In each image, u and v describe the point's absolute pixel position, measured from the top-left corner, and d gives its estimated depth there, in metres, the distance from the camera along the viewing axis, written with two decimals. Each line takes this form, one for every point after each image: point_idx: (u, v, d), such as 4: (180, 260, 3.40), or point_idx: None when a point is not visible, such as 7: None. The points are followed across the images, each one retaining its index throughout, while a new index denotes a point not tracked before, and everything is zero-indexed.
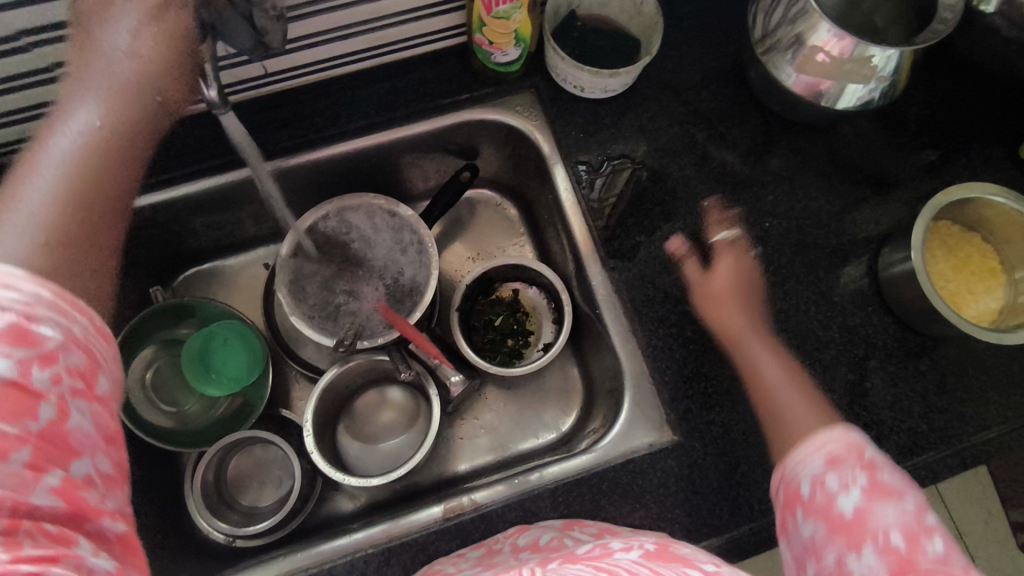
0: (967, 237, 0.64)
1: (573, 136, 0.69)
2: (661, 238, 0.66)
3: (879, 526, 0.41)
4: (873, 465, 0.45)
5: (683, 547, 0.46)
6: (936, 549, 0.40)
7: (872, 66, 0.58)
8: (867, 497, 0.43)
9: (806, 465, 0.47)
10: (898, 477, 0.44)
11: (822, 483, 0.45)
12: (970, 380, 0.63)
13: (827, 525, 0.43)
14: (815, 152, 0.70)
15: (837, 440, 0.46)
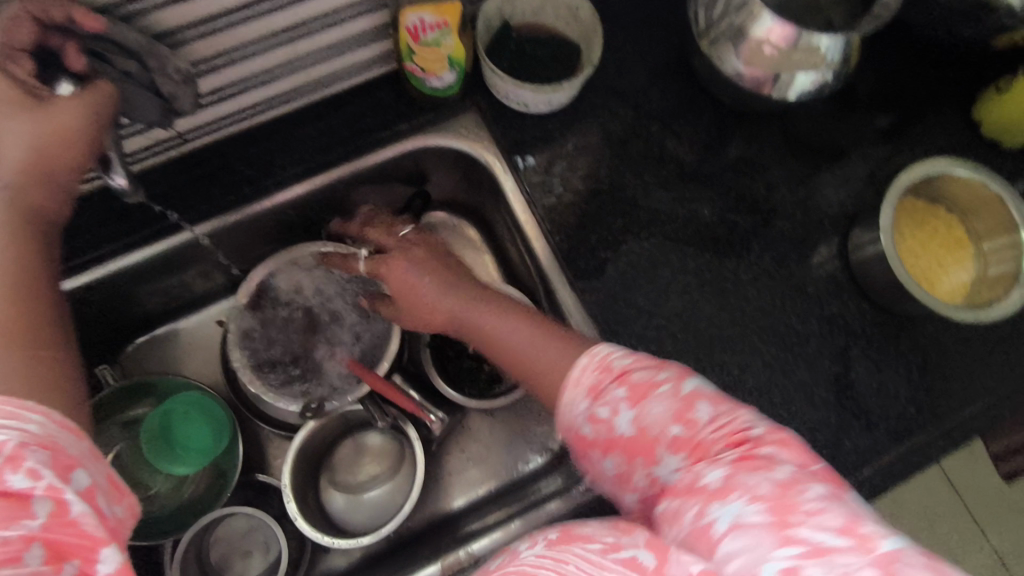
0: (931, 211, 0.64)
1: (524, 154, 0.66)
2: (626, 251, 0.63)
3: (654, 429, 0.42)
4: (629, 367, 0.45)
5: (587, 525, 0.43)
6: (709, 417, 0.42)
7: (819, 54, 0.57)
8: (633, 408, 0.43)
9: (573, 404, 0.46)
10: (646, 366, 0.45)
11: (596, 418, 0.44)
12: (950, 354, 0.62)
13: (623, 453, 0.44)
14: (771, 140, 0.68)
15: (589, 366, 0.46)
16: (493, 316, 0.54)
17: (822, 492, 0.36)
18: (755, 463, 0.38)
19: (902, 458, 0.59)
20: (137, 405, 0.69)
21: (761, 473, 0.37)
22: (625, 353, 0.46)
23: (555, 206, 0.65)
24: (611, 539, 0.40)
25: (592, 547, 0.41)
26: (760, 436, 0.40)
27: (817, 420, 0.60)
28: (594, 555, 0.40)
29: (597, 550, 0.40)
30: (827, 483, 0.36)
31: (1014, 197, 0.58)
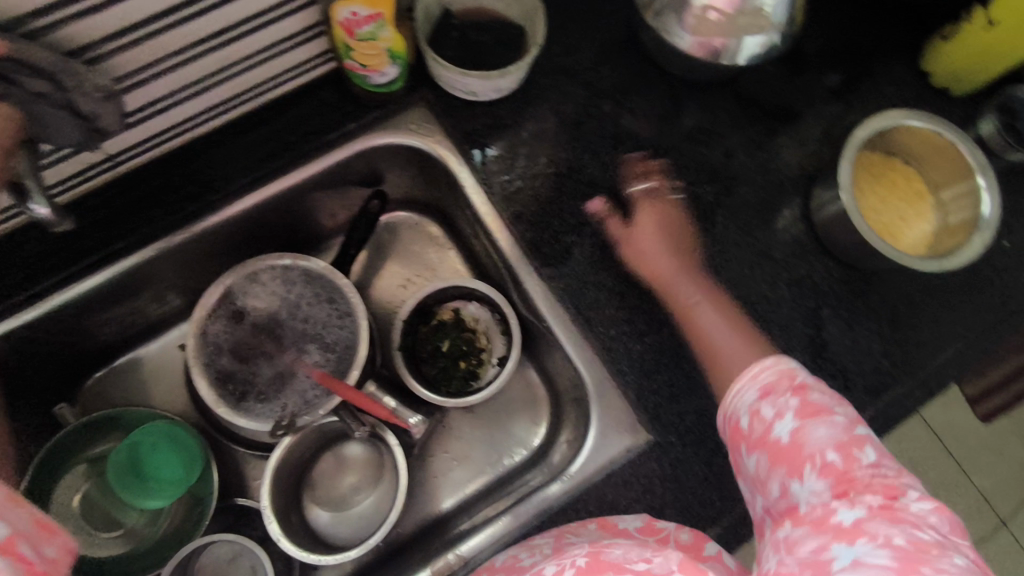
0: (888, 165, 0.63)
1: (477, 144, 0.64)
2: (591, 233, 0.62)
3: (813, 448, 0.43)
4: (798, 382, 0.47)
5: (615, 549, 0.45)
6: (868, 460, 0.42)
7: (766, 15, 0.57)
8: (798, 420, 0.45)
9: (740, 396, 0.49)
10: (827, 396, 0.46)
11: (758, 414, 0.47)
12: (919, 304, 0.63)
13: (767, 455, 0.45)
14: (726, 108, 0.67)
15: (770, 370, 0.48)
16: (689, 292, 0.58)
17: (962, 569, 0.36)
18: (898, 515, 0.38)
19: (881, 412, 0.60)
20: (101, 442, 0.66)
21: (901, 526, 0.37)
22: (799, 371, 0.48)
23: (515, 195, 0.63)
24: (644, 569, 0.42)
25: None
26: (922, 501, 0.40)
27: None
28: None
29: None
30: (974, 563, 0.37)
31: (967, 142, 0.58)
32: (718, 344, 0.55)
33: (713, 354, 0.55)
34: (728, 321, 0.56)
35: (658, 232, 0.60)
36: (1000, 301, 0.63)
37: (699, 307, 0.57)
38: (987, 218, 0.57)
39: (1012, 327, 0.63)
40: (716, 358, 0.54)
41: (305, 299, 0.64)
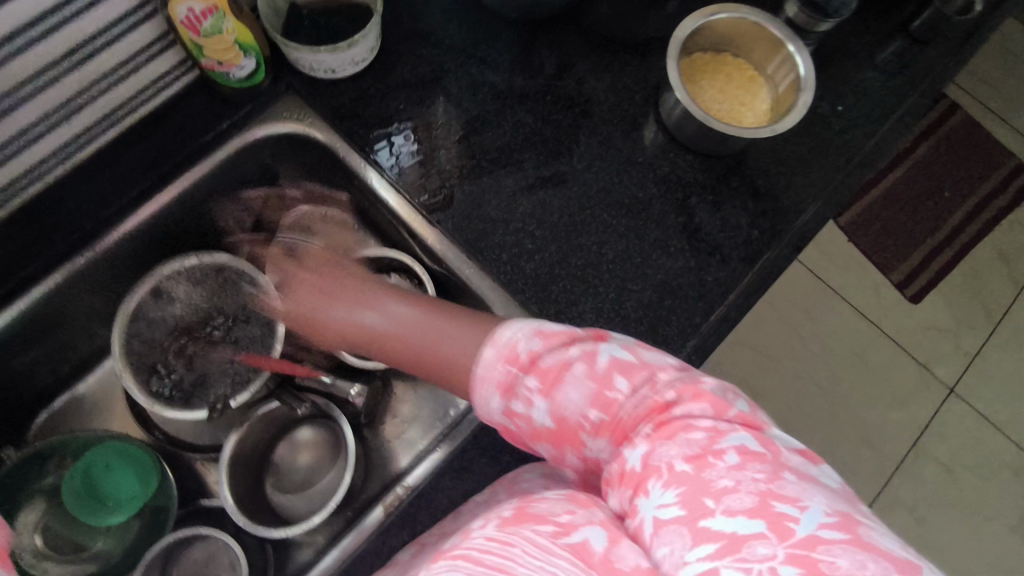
0: (719, 60, 0.71)
1: (348, 118, 0.69)
2: (468, 175, 0.67)
3: (570, 414, 0.43)
4: (540, 352, 0.45)
5: (541, 502, 0.40)
6: (622, 397, 0.42)
7: None
8: (547, 398, 0.43)
9: (487, 403, 0.46)
10: (570, 351, 0.44)
11: (512, 413, 0.45)
12: (774, 176, 0.69)
13: (548, 441, 0.45)
14: (571, 40, 0.72)
15: (492, 359, 0.46)
16: (443, 319, 0.53)
17: (735, 462, 0.36)
18: (673, 432, 0.39)
19: (757, 276, 0.66)
20: (52, 474, 0.68)
21: (680, 443, 0.38)
22: (526, 335, 0.46)
23: (393, 158, 0.68)
24: (563, 521, 0.38)
25: (544, 528, 0.37)
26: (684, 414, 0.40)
27: (679, 267, 0.65)
28: (545, 539, 0.36)
29: (549, 533, 0.37)
30: (747, 441, 0.37)
31: (771, 19, 0.66)
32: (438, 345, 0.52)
33: (433, 347, 0.52)
34: (455, 314, 0.53)
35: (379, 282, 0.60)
36: (841, 159, 0.71)
37: (416, 321, 0.55)
38: (805, 77, 0.65)
39: (854, 180, 0.71)
40: (440, 355, 0.51)
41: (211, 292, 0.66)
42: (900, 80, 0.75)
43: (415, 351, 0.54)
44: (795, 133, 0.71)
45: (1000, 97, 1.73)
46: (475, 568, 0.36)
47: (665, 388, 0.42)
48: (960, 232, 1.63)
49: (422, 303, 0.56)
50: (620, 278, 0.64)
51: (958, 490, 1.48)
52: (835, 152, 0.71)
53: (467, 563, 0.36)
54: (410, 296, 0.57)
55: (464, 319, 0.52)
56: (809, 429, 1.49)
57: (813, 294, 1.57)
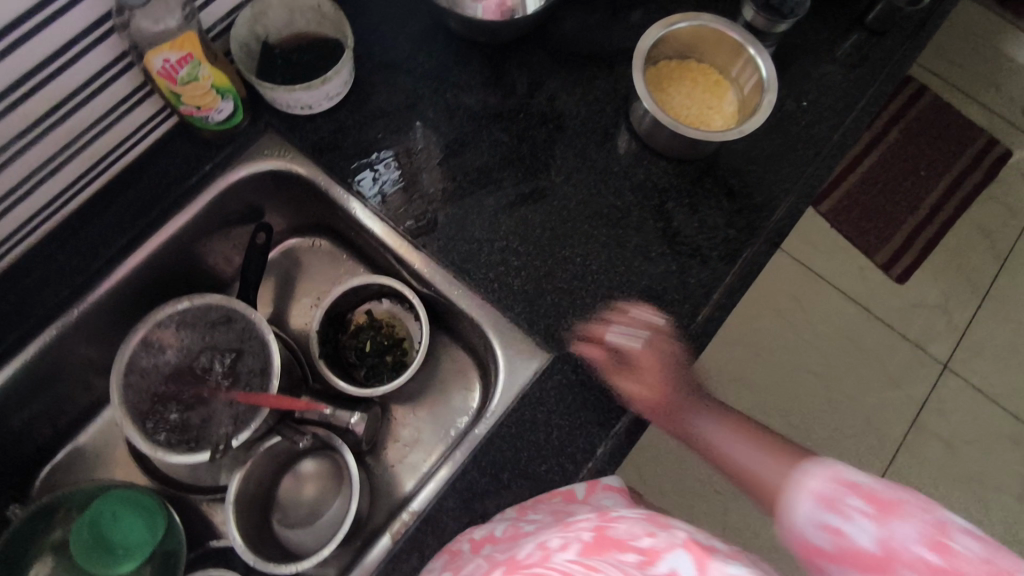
0: (685, 66, 0.73)
1: (327, 151, 0.69)
2: (450, 198, 0.68)
3: (899, 547, 0.38)
4: (863, 484, 0.42)
5: (619, 524, 0.43)
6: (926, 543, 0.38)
7: None
8: (875, 523, 0.39)
9: (799, 504, 0.44)
10: (890, 486, 0.41)
11: (823, 524, 0.42)
12: (746, 175, 0.71)
13: (856, 567, 0.39)
14: (539, 59, 0.74)
15: (819, 475, 0.44)
16: (710, 421, 0.59)
17: None
18: None
19: (738, 273, 0.68)
20: (58, 528, 0.68)
21: None
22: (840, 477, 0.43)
23: (374, 188, 0.69)
24: (645, 548, 0.40)
25: (628, 556, 0.39)
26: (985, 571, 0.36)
27: (660, 273, 0.67)
28: (630, 566, 0.39)
29: (634, 562, 0.39)
30: None
31: (729, 25, 0.68)
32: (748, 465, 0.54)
33: (743, 475, 0.53)
34: (760, 446, 0.54)
35: (643, 375, 0.61)
36: (809, 153, 0.73)
37: (746, 464, 0.53)
38: (767, 78, 0.67)
39: (825, 172, 0.72)
40: (727, 460, 0.55)
41: (204, 335, 0.65)
42: (860, 73, 0.77)
43: (732, 466, 0.55)
44: (764, 132, 0.73)
45: (968, 75, 1.75)
46: None
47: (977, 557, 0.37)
48: (941, 210, 1.65)
49: (732, 421, 0.58)
50: (606, 287, 0.66)
51: (961, 467, 1.49)
52: (803, 147, 0.73)
53: None
54: (721, 419, 0.59)
55: (752, 432, 0.57)
56: (808, 416, 1.50)
57: (802, 283, 1.58)
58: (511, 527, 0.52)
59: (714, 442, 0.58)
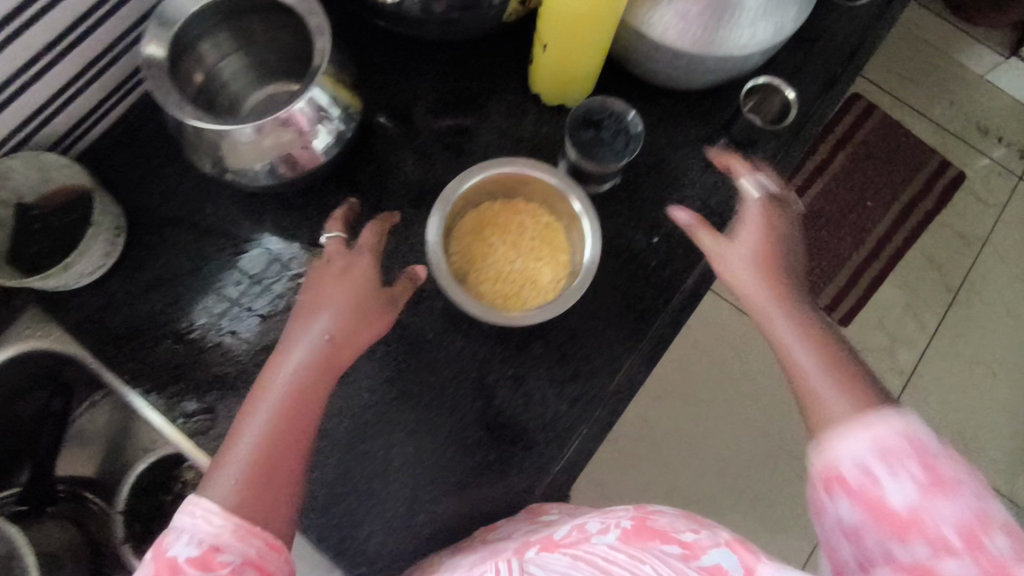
0: (511, 206, 0.63)
1: (93, 331, 0.61)
2: (237, 383, 0.60)
3: (937, 525, 0.39)
4: (940, 464, 0.41)
5: (661, 515, 0.49)
6: (927, 473, 0.40)
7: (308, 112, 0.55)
8: (924, 493, 0.40)
9: (855, 444, 0.43)
10: (956, 464, 0.41)
11: (871, 470, 0.42)
12: (583, 337, 0.62)
13: (872, 516, 0.41)
14: (347, 200, 0.65)
15: (891, 424, 0.43)
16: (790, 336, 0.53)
17: None
18: None
19: (566, 459, 0.60)
20: None
21: None
22: (862, 431, 0.43)
23: (154, 378, 0.60)
24: (687, 544, 0.47)
25: (670, 547, 0.47)
26: (979, 499, 0.40)
27: (476, 464, 0.59)
28: (673, 561, 0.46)
29: (677, 554, 0.46)
30: None
31: (549, 170, 0.59)
32: (844, 363, 0.51)
33: (805, 392, 0.51)
34: (834, 371, 0.50)
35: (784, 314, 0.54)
36: (659, 301, 0.63)
37: (810, 333, 0.53)
38: (589, 232, 0.59)
39: (672, 327, 0.63)
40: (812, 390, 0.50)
41: None
42: (726, 192, 0.66)
43: (807, 386, 0.51)
44: (606, 279, 0.63)
45: (923, 87, 1.60)
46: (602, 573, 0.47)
47: None
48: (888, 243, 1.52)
49: (812, 329, 0.53)
50: (412, 486, 0.59)
51: None
52: (650, 294, 0.63)
53: (586, 564, 0.48)
54: (774, 257, 0.56)
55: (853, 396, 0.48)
56: None
57: None
58: (524, 522, 0.57)
59: (752, 292, 0.56)
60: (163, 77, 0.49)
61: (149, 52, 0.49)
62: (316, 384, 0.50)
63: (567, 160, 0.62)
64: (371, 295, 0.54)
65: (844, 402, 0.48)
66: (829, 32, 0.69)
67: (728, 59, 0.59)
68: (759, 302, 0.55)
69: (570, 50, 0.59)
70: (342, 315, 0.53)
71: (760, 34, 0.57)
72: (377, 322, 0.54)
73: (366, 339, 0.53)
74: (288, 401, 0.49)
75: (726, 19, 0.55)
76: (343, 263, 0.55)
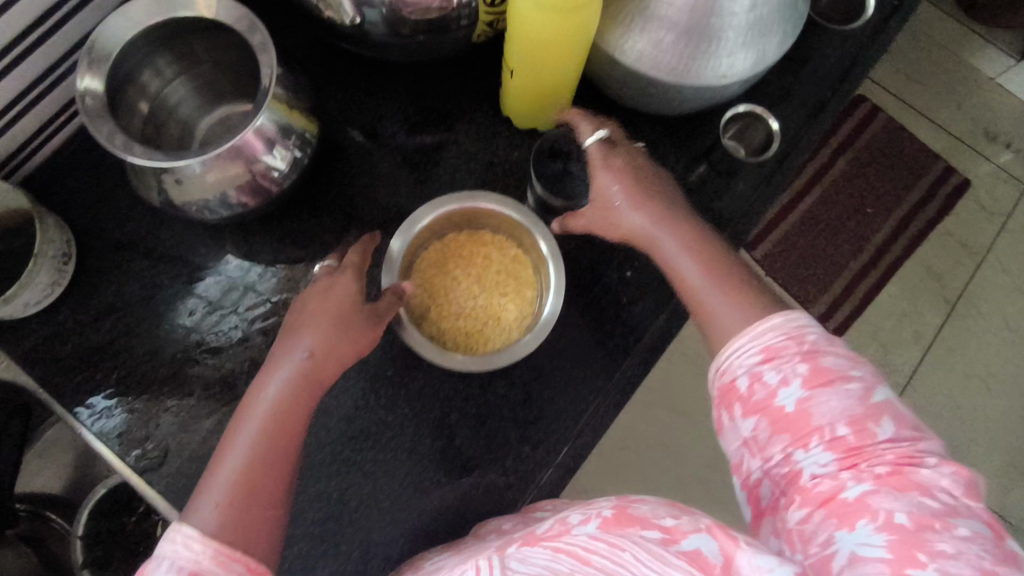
0: (477, 238, 0.61)
1: (41, 361, 0.59)
2: (190, 417, 0.59)
3: (822, 420, 0.41)
4: (806, 343, 0.44)
5: (643, 503, 0.45)
6: (810, 370, 0.43)
7: (258, 137, 0.52)
8: (807, 388, 0.42)
9: (739, 355, 0.46)
10: (838, 359, 0.44)
11: (760, 377, 0.44)
12: (550, 376, 0.60)
13: (768, 421, 0.43)
14: (306, 224, 0.63)
15: (772, 331, 0.45)
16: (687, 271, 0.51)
17: (901, 518, 0.37)
18: (902, 482, 0.39)
19: (528, 502, 0.59)
20: None
21: (907, 496, 0.38)
22: (746, 339, 0.46)
23: (101, 414, 0.58)
24: (669, 527, 0.42)
25: (650, 533, 0.42)
26: (865, 389, 0.43)
27: (434, 506, 0.58)
28: (656, 546, 0.41)
29: (656, 539, 0.42)
30: (926, 502, 0.38)
31: (518, 208, 0.57)
32: (732, 274, 0.51)
33: (700, 308, 0.50)
34: (721, 285, 0.50)
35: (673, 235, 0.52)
36: (629, 340, 0.61)
37: (694, 244, 0.52)
38: (553, 269, 0.56)
39: (642, 368, 0.61)
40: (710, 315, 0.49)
41: None
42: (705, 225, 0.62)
43: (701, 300, 0.50)
44: (574, 314, 0.61)
45: (935, 87, 1.48)
46: (584, 568, 0.41)
47: (885, 451, 0.40)
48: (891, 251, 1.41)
49: (698, 241, 0.52)
50: (368, 529, 0.57)
51: None
52: (621, 332, 0.61)
53: (571, 559, 0.42)
54: (643, 187, 0.53)
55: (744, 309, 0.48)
56: None
57: None
58: (514, 524, 0.53)
59: (643, 232, 0.53)
60: (103, 111, 0.46)
61: (86, 86, 0.46)
62: (298, 403, 0.47)
63: (535, 193, 0.61)
64: (351, 303, 0.50)
65: (737, 317, 0.48)
66: (819, 54, 0.65)
67: (705, 89, 0.56)
68: (654, 231, 0.53)
69: (539, 74, 0.55)
70: (319, 327, 0.48)
71: (739, 65, 0.53)
72: (359, 335, 0.49)
73: (350, 353, 0.49)
74: (269, 423, 0.46)
75: (703, 50, 0.51)
76: (328, 276, 0.51)
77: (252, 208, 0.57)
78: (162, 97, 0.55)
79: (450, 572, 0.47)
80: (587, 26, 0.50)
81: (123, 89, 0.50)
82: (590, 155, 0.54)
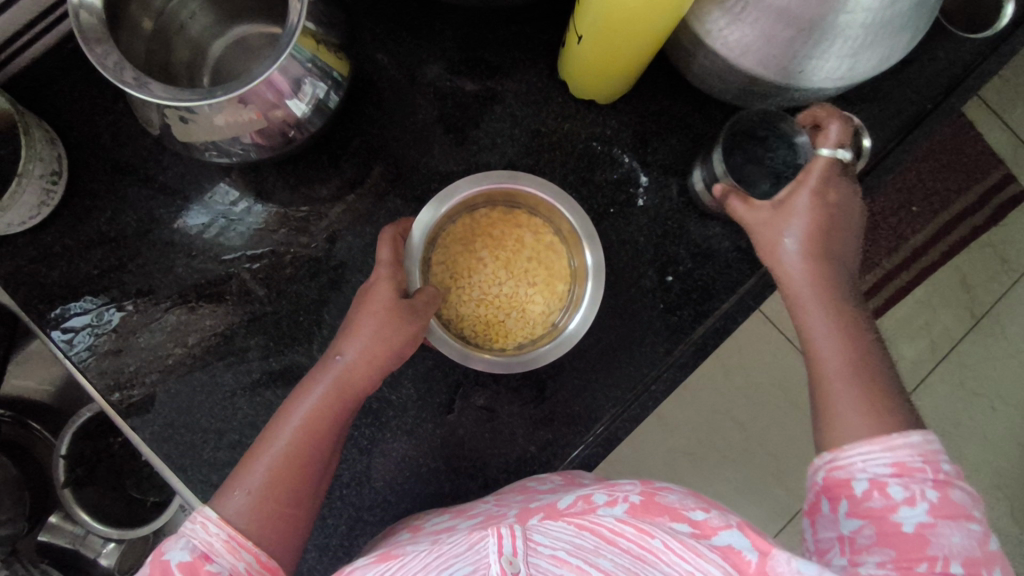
0: (511, 217, 0.55)
1: (25, 284, 0.54)
2: (179, 365, 0.55)
3: (940, 548, 0.35)
4: (942, 471, 0.37)
5: (669, 493, 0.41)
6: (940, 497, 0.36)
7: (278, 82, 0.44)
8: (932, 514, 0.36)
9: (866, 455, 0.39)
10: (967, 497, 0.37)
11: (883, 488, 0.37)
12: (567, 375, 0.56)
13: (875, 531, 0.36)
14: (319, 169, 0.56)
15: (912, 447, 0.38)
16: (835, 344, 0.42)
17: None
18: None
19: None
20: None
21: None
22: (878, 446, 0.38)
23: (87, 347, 0.55)
24: (698, 522, 0.38)
25: (679, 525, 0.38)
26: (987, 535, 0.36)
27: (429, 493, 0.55)
28: (686, 539, 0.36)
29: (686, 533, 0.37)
30: None
31: (571, 206, 0.53)
32: (878, 375, 0.42)
33: (825, 392, 0.42)
34: (866, 384, 0.41)
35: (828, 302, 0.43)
36: (659, 351, 0.56)
37: (847, 321, 0.43)
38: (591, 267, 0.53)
39: (668, 384, 0.56)
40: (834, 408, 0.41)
41: None
42: None
43: (832, 388, 0.42)
44: (603, 315, 0.56)
45: None
46: (607, 546, 0.37)
47: None
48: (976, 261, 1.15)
49: (853, 322, 0.43)
50: (357, 507, 0.55)
51: None
52: (651, 342, 0.56)
53: (590, 533, 0.38)
54: (830, 234, 0.44)
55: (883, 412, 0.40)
56: None
57: None
58: (551, 488, 0.48)
59: (797, 287, 0.44)
60: (104, 32, 0.40)
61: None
62: (330, 416, 0.44)
63: (708, 171, 0.54)
64: (386, 306, 0.45)
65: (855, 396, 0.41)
66: (930, 55, 0.57)
67: (804, 89, 0.48)
68: (807, 296, 0.44)
69: (609, 46, 0.47)
70: (356, 333, 0.45)
71: (861, 66, 0.45)
72: (392, 334, 0.45)
73: (386, 359, 0.45)
74: (300, 429, 0.43)
75: (813, 48, 0.43)
76: (366, 285, 0.47)
77: (275, 152, 0.50)
78: (169, 13, 0.48)
79: (466, 533, 0.42)
80: (677, 9, 0.42)
81: (125, 3, 0.43)
82: (813, 166, 0.44)
